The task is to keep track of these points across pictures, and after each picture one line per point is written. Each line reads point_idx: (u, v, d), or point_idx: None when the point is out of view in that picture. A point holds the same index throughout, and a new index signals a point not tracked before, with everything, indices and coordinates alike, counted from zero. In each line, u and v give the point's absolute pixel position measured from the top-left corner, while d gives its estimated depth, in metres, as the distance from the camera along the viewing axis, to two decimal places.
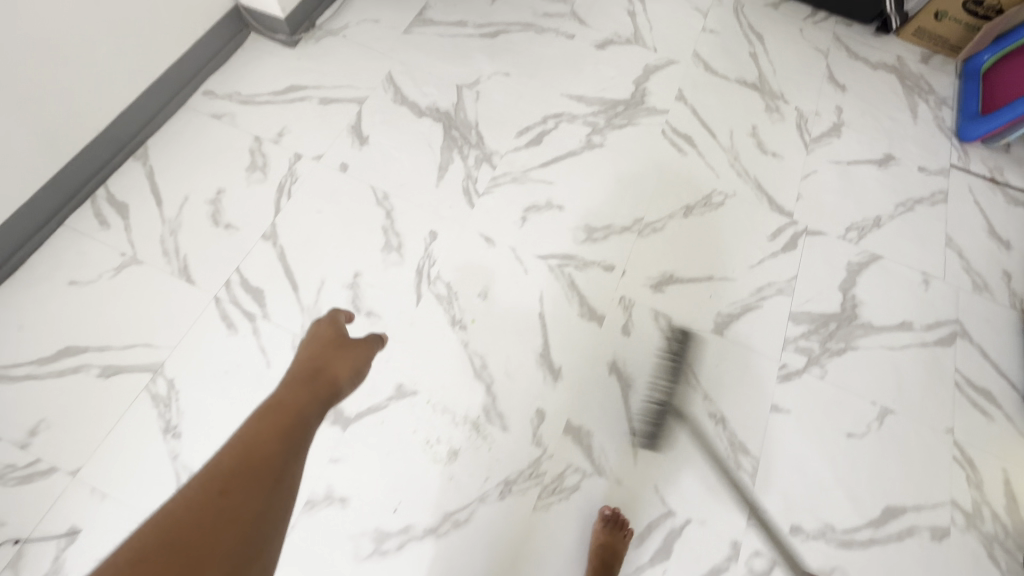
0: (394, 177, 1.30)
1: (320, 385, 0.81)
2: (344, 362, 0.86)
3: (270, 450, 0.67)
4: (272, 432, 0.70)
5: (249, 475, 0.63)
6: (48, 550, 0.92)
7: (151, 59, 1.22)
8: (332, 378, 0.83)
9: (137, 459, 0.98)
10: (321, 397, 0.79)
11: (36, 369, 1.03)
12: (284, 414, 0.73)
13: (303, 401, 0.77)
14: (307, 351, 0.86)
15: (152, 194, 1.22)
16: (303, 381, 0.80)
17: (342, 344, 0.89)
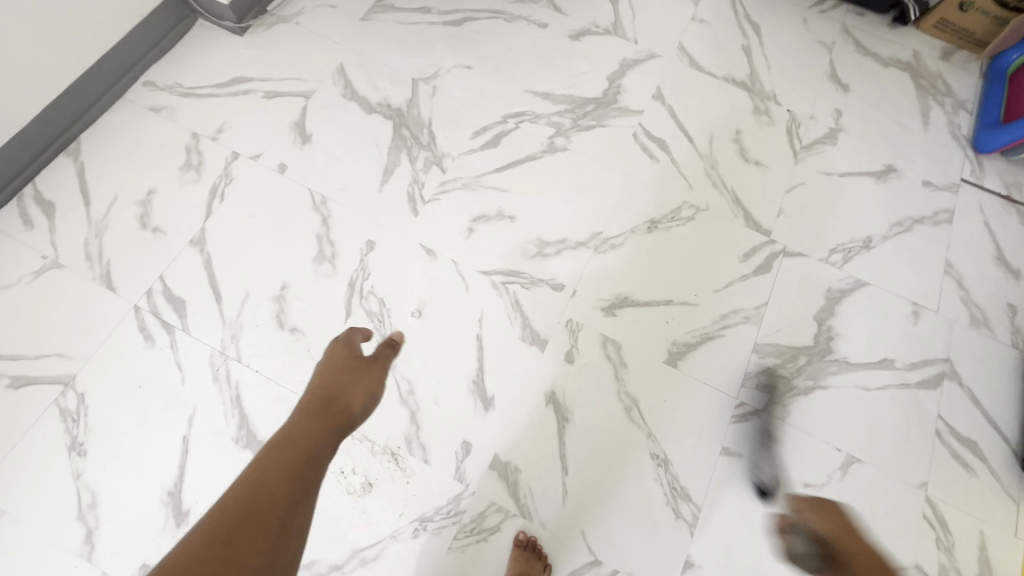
0: (334, 180, 1.22)
1: (333, 422, 0.63)
2: (359, 390, 0.68)
3: (270, 526, 0.51)
4: (273, 496, 0.53)
5: (231, 568, 0.47)
6: None
7: (79, 49, 1.15)
8: (346, 409, 0.65)
9: (40, 477, 0.95)
10: (332, 439, 0.62)
11: None
12: (290, 464, 0.56)
13: (312, 442, 0.59)
14: (323, 373, 0.68)
15: (80, 194, 1.17)
16: (315, 416, 0.63)
17: (358, 365, 0.71)
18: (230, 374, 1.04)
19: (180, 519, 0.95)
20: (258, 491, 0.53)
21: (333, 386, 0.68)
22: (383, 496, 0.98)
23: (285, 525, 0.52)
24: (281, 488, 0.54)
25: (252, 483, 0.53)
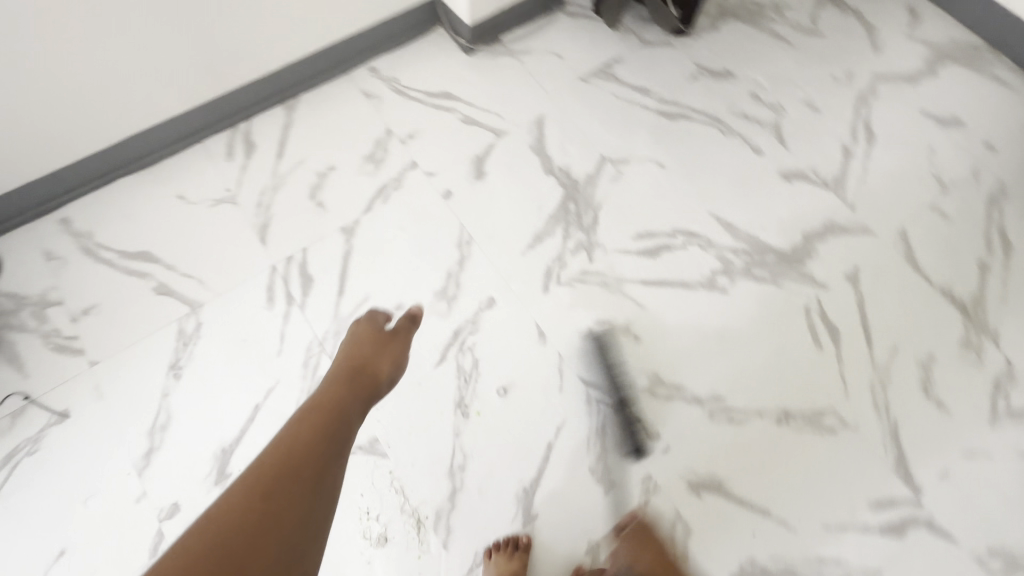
0: (486, 226, 1.21)
1: (360, 381, 0.81)
2: (385, 357, 0.87)
3: (320, 442, 0.67)
4: (319, 426, 0.69)
5: (290, 470, 0.62)
6: (39, 419, 1.00)
7: (332, 25, 1.26)
8: (373, 373, 0.83)
9: (138, 379, 1.04)
10: (363, 391, 0.80)
11: (115, 259, 1.13)
12: (329, 410, 0.73)
13: (350, 393, 0.78)
14: (350, 350, 0.87)
15: (278, 146, 1.27)
16: (349, 378, 0.81)
17: (380, 339, 0.89)
18: (318, 366, 1.08)
19: (219, 479, 0.98)
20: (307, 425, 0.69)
21: (362, 357, 0.86)
22: (394, 561, 0.96)
23: (327, 451, 0.67)
24: (322, 422, 0.70)
25: (302, 419, 0.70)
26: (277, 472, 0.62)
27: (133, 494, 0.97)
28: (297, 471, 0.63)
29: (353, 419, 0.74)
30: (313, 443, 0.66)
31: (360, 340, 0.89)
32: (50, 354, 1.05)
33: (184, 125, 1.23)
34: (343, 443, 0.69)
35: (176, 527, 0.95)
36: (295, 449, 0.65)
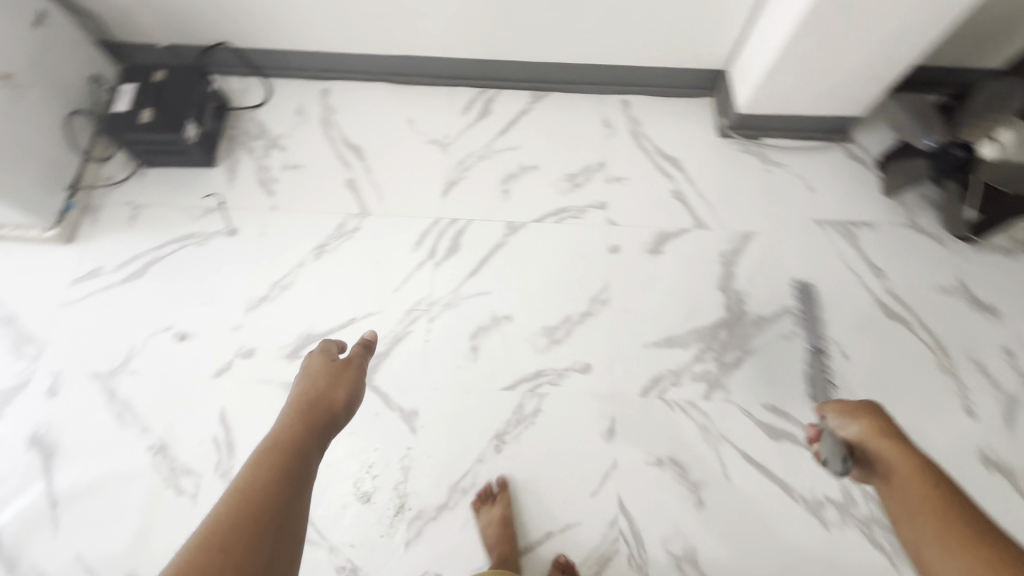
0: (628, 300, 1.16)
1: (315, 415, 0.73)
2: (342, 386, 0.79)
3: (277, 489, 0.62)
4: (275, 469, 0.64)
5: (247, 527, 0.57)
6: (219, 224, 1.21)
7: (616, 49, 1.28)
8: (328, 405, 0.76)
9: (294, 241, 1.19)
10: (318, 427, 0.73)
11: (337, 141, 1.30)
12: (283, 448, 0.67)
13: (307, 427, 0.71)
14: (305, 380, 0.79)
15: (505, 124, 1.34)
16: (304, 410, 0.74)
17: (335, 368, 0.82)
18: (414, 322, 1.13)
19: (291, 354, 1.09)
20: (262, 469, 0.64)
21: (314, 388, 0.78)
22: (361, 525, 0.98)
23: (283, 505, 0.61)
24: (279, 464, 0.64)
25: (258, 462, 0.64)
26: (238, 533, 0.57)
27: (234, 322, 1.12)
28: (251, 527, 0.58)
29: (310, 457, 0.69)
30: (270, 491, 0.61)
31: (316, 368, 0.81)
32: (254, 183, 1.25)
33: (448, 67, 1.34)
34: (301, 486, 0.65)
35: (242, 368, 1.08)
36: (252, 500, 0.60)
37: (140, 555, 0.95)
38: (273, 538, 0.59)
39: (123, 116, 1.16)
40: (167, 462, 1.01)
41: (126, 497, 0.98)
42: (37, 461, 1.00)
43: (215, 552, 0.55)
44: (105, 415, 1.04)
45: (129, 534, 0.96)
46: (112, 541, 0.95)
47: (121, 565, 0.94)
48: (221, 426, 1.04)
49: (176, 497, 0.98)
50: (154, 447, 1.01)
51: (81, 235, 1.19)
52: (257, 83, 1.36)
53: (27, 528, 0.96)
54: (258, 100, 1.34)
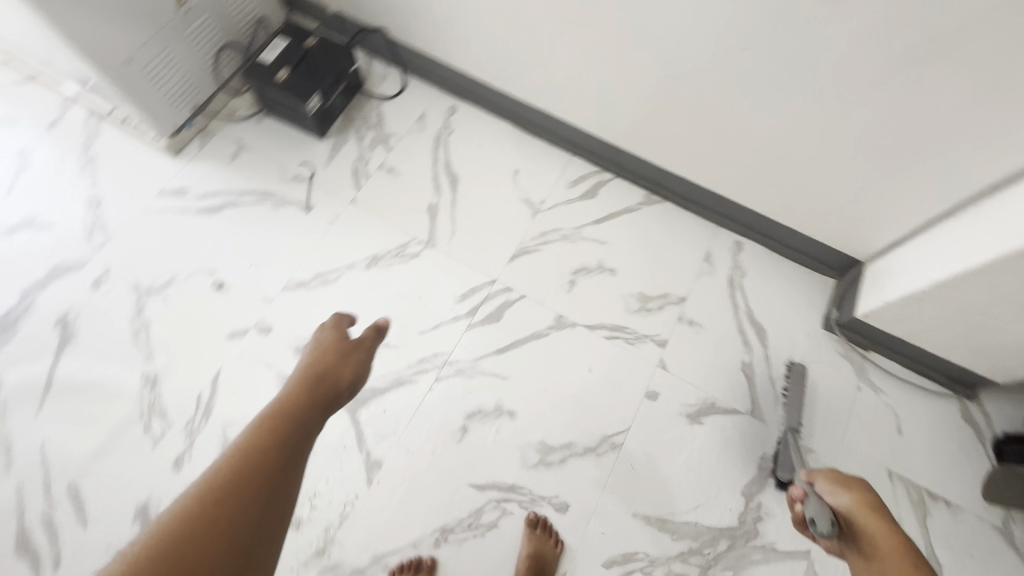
0: (640, 456, 1.05)
1: (320, 388, 0.66)
2: (351, 364, 0.71)
3: (270, 461, 0.54)
4: (270, 439, 0.56)
5: (239, 484, 0.51)
6: (300, 196, 1.23)
7: (751, 194, 1.16)
8: (336, 380, 0.68)
9: (356, 242, 1.20)
10: (324, 401, 0.65)
11: (439, 164, 1.29)
12: (280, 418, 0.59)
13: (310, 399, 0.63)
14: (312, 353, 0.71)
15: (605, 215, 1.26)
16: (308, 382, 0.66)
17: (346, 344, 0.73)
18: (424, 372, 1.09)
19: (302, 348, 1.10)
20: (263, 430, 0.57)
21: (323, 362, 0.69)
22: None
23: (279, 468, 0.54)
24: (272, 435, 0.57)
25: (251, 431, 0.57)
26: (229, 489, 0.50)
27: (269, 293, 1.14)
28: (236, 502, 0.50)
29: (308, 431, 0.60)
30: (258, 463, 0.53)
31: (323, 343, 0.73)
32: (349, 171, 1.27)
33: (576, 136, 1.29)
34: (300, 453, 0.57)
35: (255, 340, 1.10)
36: (247, 464, 0.53)
37: (88, 468, 0.99)
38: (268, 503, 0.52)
39: (266, 66, 1.21)
40: (151, 396, 1.04)
41: (104, 411, 1.02)
42: (55, 339, 1.07)
43: (207, 505, 0.49)
44: (125, 326, 1.09)
45: (90, 446, 1.00)
46: (74, 444, 1.00)
47: (69, 472, 0.98)
48: (211, 386, 1.06)
49: (143, 432, 1.01)
50: (148, 377, 1.04)
51: (188, 153, 1.26)
52: (397, 77, 1.38)
53: (20, 396, 1.03)
54: (391, 93, 1.36)
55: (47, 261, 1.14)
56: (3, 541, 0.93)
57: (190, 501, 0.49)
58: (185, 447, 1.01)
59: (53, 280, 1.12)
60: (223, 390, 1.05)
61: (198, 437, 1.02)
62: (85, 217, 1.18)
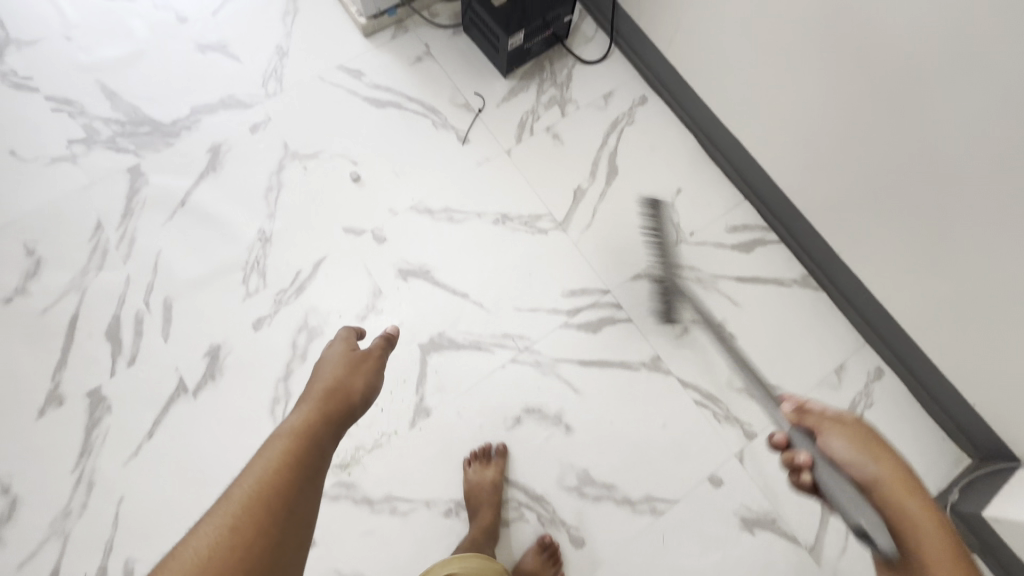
0: (675, 534, 0.98)
1: (335, 400, 0.71)
2: (362, 376, 0.77)
3: (298, 468, 0.61)
4: (291, 457, 0.61)
5: (273, 490, 0.57)
6: (462, 125, 1.20)
7: (925, 332, 1.00)
8: (348, 393, 0.73)
9: (493, 193, 1.16)
10: (340, 413, 0.70)
11: (606, 151, 1.21)
12: (300, 437, 0.64)
13: (329, 416, 0.69)
14: (327, 368, 0.76)
15: (750, 276, 1.14)
16: (324, 397, 0.71)
17: (355, 359, 0.78)
18: (503, 347, 1.06)
19: (403, 272, 1.09)
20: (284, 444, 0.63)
21: (337, 378, 0.75)
22: None
23: (303, 475, 0.61)
24: (293, 452, 0.62)
25: (270, 453, 0.62)
26: (265, 493, 0.57)
27: (396, 207, 1.13)
28: (274, 503, 0.57)
29: (327, 441, 0.66)
30: (283, 480, 0.59)
31: (337, 358, 0.78)
32: (517, 120, 1.21)
33: (759, 182, 1.16)
34: (318, 458, 0.64)
35: (366, 244, 1.10)
36: (276, 475, 0.59)
37: (184, 291, 1.04)
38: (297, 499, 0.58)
39: None
40: (260, 253, 1.07)
41: (217, 247, 1.07)
42: (203, 164, 1.12)
43: (248, 510, 0.55)
44: (263, 178, 1.12)
45: (194, 273, 1.05)
46: (183, 265, 1.06)
47: (170, 286, 1.04)
48: (312, 268, 1.07)
49: (240, 282, 1.05)
50: (264, 235, 1.08)
51: (378, 39, 1.25)
52: (604, 45, 1.29)
53: (157, 201, 1.09)
54: (590, 59, 1.27)
55: (223, 89, 1.18)
56: (99, 321, 1.01)
57: (236, 510, 0.55)
58: (270, 313, 1.04)
59: (221, 109, 1.16)
60: (320, 278, 1.07)
61: (284, 309, 1.05)
62: (269, 62, 1.21)
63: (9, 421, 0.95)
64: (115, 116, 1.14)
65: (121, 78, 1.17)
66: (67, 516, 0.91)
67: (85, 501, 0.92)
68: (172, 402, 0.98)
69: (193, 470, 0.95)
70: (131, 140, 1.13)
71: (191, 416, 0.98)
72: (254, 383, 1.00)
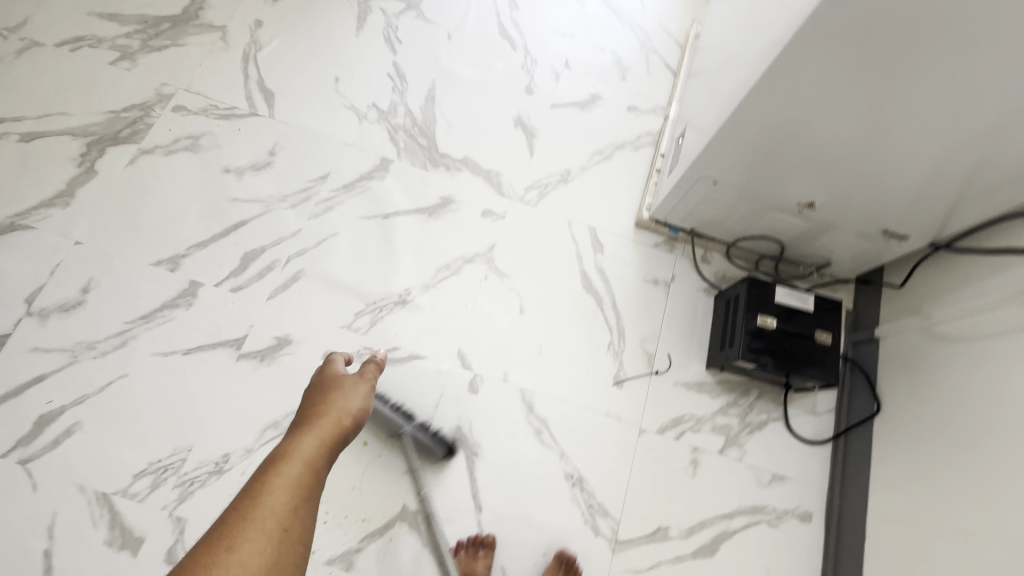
0: None
1: (327, 423, 0.68)
2: (355, 399, 0.74)
3: (309, 482, 0.59)
4: (304, 479, 0.59)
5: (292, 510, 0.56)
6: (629, 370, 1.09)
7: None
8: (339, 415, 0.70)
9: (593, 451, 1.03)
10: (336, 434, 0.67)
11: (723, 525, 1.01)
12: (306, 454, 0.62)
13: (329, 445, 0.65)
14: (315, 401, 0.73)
15: None
16: (319, 425, 0.67)
17: (344, 385, 0.75)
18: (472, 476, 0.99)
19: (458, 432, 1.01)
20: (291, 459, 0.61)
21: (324, 407, 0.70)
22: None
23: (309, 490, 0.59)
24: (302, 473, 0.59)
25: (278, 470, 0.59)
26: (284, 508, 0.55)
27: (511, 377, 1.06)
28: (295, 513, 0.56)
29: (327, 464, 0.63)
30: (304, 493, 0.58)
31: (328, 391, 0.75)
32: (677, 411, 1.07)
33: None
34: (323, 471, 0.62)
35: (459, 381, 1.04)
36: (293, 493, 0.57)
37: (317, 278, 1.08)
38: (312, 504, 0.58)
39: (771, 298, 1.03)
40: (389, 306, 1.08)
41: (370, 271, 1.10)
42: (428, 203, 1.17)
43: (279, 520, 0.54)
44: (451, 255, 1.13)
45: (337, 272, 1.09)
46: (338, 259, 1.10)
47: (313, 266, 1.09)
48: (406, 355, 1.05)
49: (355, 312, 1.07)
50: (404, 298, 1.08)
51: (641, 235, 1.20)
52: (823, 431, 1.08)
53: (374, 199, 1.15)
54: (797, 430, 1.08)
55: (498, 165, 1.22)
56: (252, 241, 1.09)
57: (258, 523, 0.53)
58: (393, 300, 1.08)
59: (482, 177, 1.21)
60: (403, 369, 1.04)
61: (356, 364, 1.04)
62: (549, 176, 1.23)
63: (136, 247, 1.06)
64: (416, 114, 1.24)
65: (448, 95, 1.27)
66: (87, 348, 0.99)
67: (108, 350, 0.99)
68: (224, 344, 1.02)
69: (179, 406, 0.98)
70: (407, 141, 1.21)
71: (221, 370, 1.01)
72: (279, 393, 1.01)
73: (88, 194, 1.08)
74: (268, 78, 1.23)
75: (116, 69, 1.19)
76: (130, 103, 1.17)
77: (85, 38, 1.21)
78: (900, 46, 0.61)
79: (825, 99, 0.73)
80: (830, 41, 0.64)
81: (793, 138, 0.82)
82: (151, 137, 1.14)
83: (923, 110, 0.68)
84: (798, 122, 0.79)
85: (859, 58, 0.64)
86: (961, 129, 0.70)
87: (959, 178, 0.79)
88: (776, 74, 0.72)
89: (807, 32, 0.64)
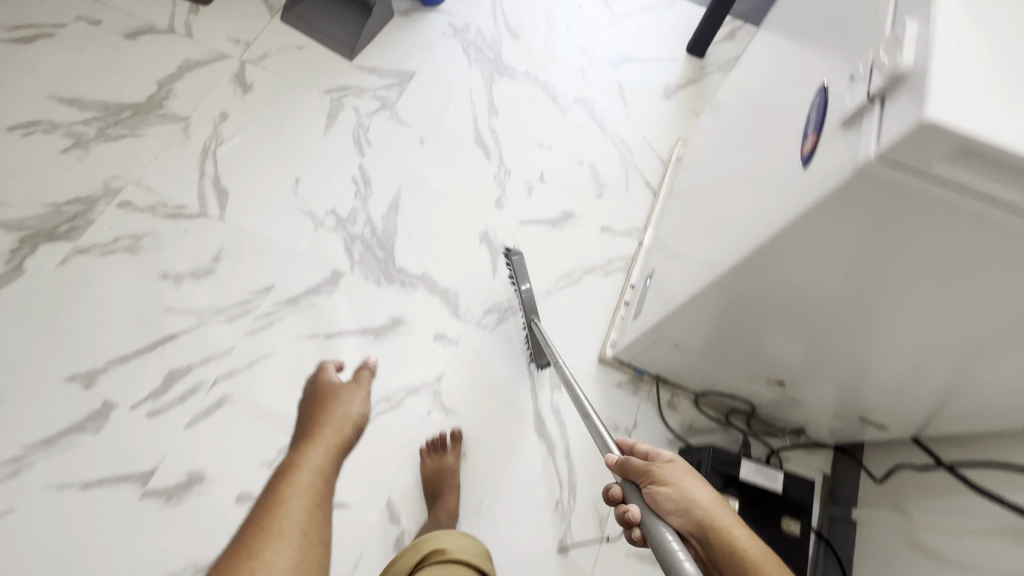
0: None
1: (328, 428, 0.75)
2: (352, 405, 0.81)
3: (320, 484, 0.67)
4: (315, 482, 0.67)
5: (308, 509, 0.64)
6: (576, 533, 0.99)
7: None
8: (340, 424, 0.77)
9: None
10: (337, 441, 0.75)
11: None
12: (315, 460, 0.70)
13: (335, 454, 0.73)
14: (314, 412, 0.80)
15: None
16: (321, 432, 0.75)
17: (341, 395, 0.82)
18: (564, 386, 0.87)
19: None
20: (298, 466, 0.69)
21: (326, 417, 0.78)
22: None
23: (321, 489, 0.67)
24: (313, 480, 0.67)
25: (291, 476, 0.67)
26: (302, 508, 0.63)
27: None
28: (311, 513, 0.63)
29: (335, 468, 0.72)
30: (318, 496, 0.66)
31: (325, 399, 0.82)
32: None
33: None
34: (330, 475, 0.70)
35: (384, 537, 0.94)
36: (306, 496, 0.65)
37: (243, 406, 1.00)
38: (323, 506, 0.66)
39: (736, 473, 0.92)
40: None
41: None
42: (376, 323, 1.09)
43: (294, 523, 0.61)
44: (394, 385, 1.05)
45: (266, 400, 1.00)
46: (271, 382, 1.02)
47: (241, 391, 1.01)
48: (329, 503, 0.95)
49: (279, 448, 0.98)
50: None
51: (604, 373, 1.11)
52: None
53: (318, 316, 1.08)
54: None
55: (457, 284, 1.15)
56: (178, 359, 1.01)
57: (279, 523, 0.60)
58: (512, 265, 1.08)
59: (438, 297, 1.13)
60: None
61: None
62: (510, 299, 1.15)
63: (51, 359, 0.98)
64: (376, 224, 1.18)
65: (412, 204, 1.21)
66: None
67: None
68: (127, 478, 0.93)
69: (65, 552, 0.87)
70: (362, 252, 1.15)
71: (120, 509, 0.91)
72: (182, 539, 0.91)
73: (9, 296, 1.01)
74: (225, 176, 1.17)
75: (65, 158, 1.14)
76: (74, 196, 1.11)
77: (39, 123, 1.16)
78: (882, 281, 0.53)
79: (791, 302, 0.65)
80: (802, 257, 0.56)
81: (756, 325, 0.75)
82: (89, 236, 1.08)
83: (893, 336, 0.61)
84: (760, 313, 0.71)
85: (834, 277, 0.56)
86: (943, 356, 0.61)
87: (931, 395, 0.72)
88: (741, 272, 0.65)
89: (780, 242, 0.56)
